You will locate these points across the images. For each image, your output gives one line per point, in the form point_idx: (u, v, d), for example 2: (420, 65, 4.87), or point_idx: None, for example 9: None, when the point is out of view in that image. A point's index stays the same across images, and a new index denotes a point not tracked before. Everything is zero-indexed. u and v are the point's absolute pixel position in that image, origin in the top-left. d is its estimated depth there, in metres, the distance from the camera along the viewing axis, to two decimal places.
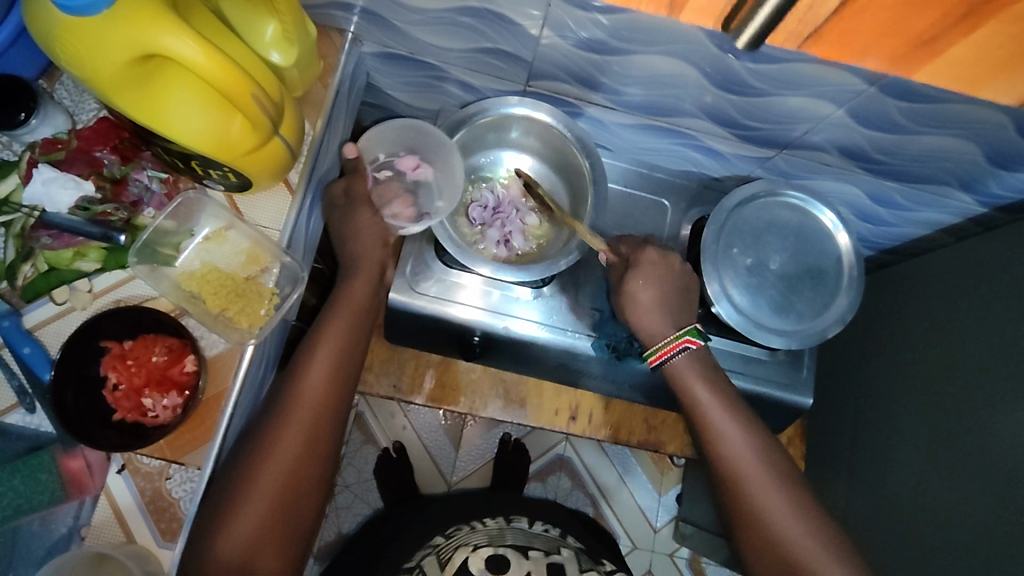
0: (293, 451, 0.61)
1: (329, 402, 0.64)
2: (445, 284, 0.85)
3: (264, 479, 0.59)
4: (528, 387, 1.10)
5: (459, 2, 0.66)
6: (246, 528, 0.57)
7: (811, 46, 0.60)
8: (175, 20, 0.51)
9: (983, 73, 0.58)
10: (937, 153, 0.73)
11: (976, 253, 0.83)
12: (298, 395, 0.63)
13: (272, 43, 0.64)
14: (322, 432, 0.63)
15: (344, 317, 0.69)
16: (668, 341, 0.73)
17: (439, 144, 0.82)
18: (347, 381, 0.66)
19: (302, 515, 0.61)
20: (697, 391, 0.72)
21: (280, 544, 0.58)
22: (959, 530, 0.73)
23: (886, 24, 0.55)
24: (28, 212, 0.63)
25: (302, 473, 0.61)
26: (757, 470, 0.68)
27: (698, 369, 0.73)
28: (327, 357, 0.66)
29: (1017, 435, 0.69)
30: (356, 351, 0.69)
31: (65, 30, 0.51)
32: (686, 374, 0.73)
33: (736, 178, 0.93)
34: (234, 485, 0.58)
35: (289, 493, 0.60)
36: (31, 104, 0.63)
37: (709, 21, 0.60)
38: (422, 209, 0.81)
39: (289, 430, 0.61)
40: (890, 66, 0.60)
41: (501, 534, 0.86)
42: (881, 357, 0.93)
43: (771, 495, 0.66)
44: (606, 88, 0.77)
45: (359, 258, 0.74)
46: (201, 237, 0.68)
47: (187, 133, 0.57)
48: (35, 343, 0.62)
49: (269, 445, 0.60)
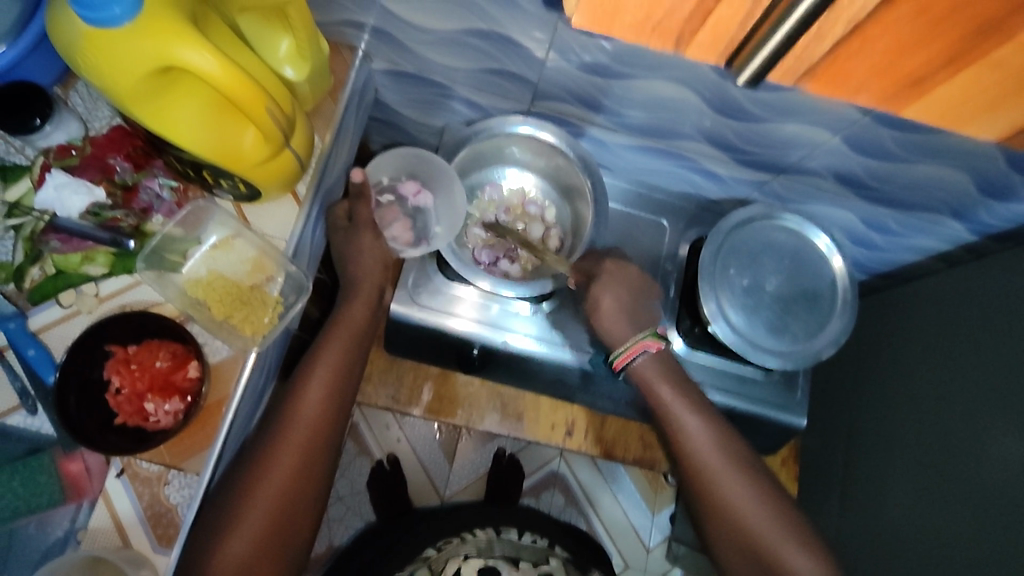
0: (291, 468, 0.62)
1: (326, 421, 0.66)
2: (445, 297, 0.86)
3: (259, 497, 0.60)
4: (524, 402, 1.15)
5: (469, 25, 0.68)
6: (251, 533, 0.59)
7: (808, 82, 0.60)
8: (192, 33, 0.52)
9: (971, 112, 0.59)
10: (929, 181, 0.75)
11: (967, 280, 0.84)
12: (295, 413, 0.65)
13: (286, 59, 0.66)
14: (317, 452, 0.64)
15: (341, 340, 0.71)
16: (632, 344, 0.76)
17: (439, 169, 0.84)
18: (343, 400, 0.68)
19: (301, 525, 0.63)
20: (661, 394, 0.75)
21: (277, 556, 0.60)
22: (946, 549, 0.75)
23: (878, 63, 0.56)
24: (39, 216, 0.64)
25: (298, 488, 0.62)
26: (721, 457, 0.71)
27: (679, 393, 0.75)
28: (323, 381, 0.67)
29: (1004, 457, 0.71)
30: (351, 375, 0.70)
31: (87, 40, 0.52)
32: (650, 378, 0.75)
33: (734, 202, 0.94)
34: (234, 496, 0.60)
35: (286, 507, 0.62)
36: (48, 110, 0.63)
37: (713, 58, 0.61)
38: (421, 233, 0.83)
39: (286, 448, 0.63)
40: (881, 101, 0.61)
41: (489, 546, 0.91)
42: (875, 380, 0.94)
43: (734, 485, 0.70)
44: (607, 110, 0.79)
45: (358, 279, 0.76)
46: (207, 245, 0.69)
47: (200, 141, 0.58)
48: (39, 345, 0.63)
49: (265, 463, 0.62)
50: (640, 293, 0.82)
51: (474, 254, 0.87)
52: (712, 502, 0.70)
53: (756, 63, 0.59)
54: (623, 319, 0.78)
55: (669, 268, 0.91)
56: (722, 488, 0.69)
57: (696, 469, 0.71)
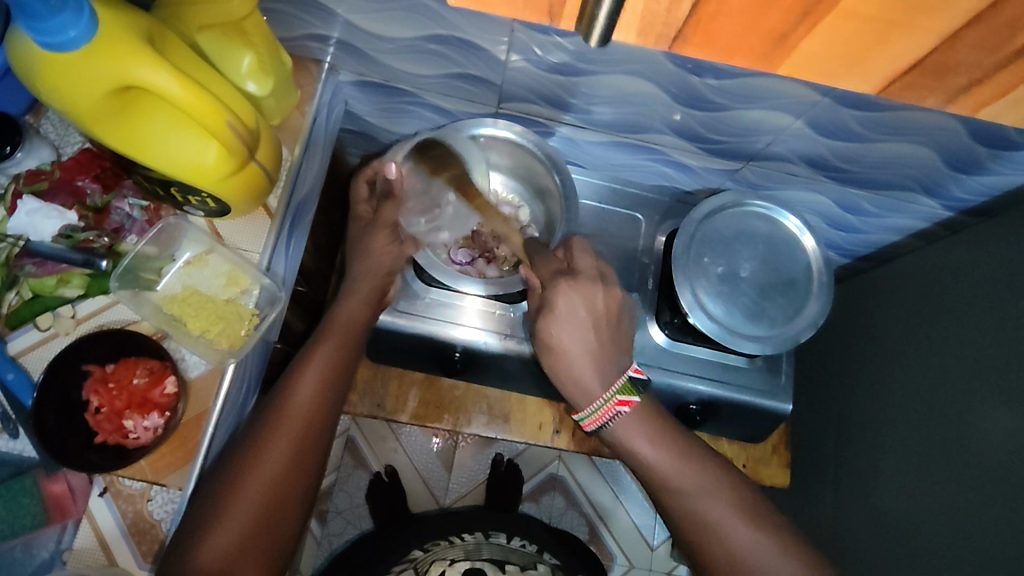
0: (283, 458, 0.62)
1: (319, 412, 0.66)
2: (445, 306, 0.86)
3: (249, 487, 0.60)
4: (511, 401, 1.06)
5: (427, 30, 0.69)
6: (238, 523, 0.59)
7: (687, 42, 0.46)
8: (149, 53, 0.53)
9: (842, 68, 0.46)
10: (895, 159, 0.76)
11: (948, 254, 0.85)
12: (288, 405, 0.65)
13: (248, 74, 0.66)
14: (310, 443, 0.64)
15: (337, 337, 0.72)
16: (602, 406, 0.68)
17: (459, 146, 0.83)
18: (337, 393, 0.69)
19: (288, 518, 0.62)
20: (642, 453, 0.67)
21: (265, 546, 0.60)
22: (935, 525, 0.74)
23: (742, 23, 0.44)
24: (13, 241, 0.65)
25: (288, 479, 0.62)
26: (697, 488, 0.65)
27: (634, 422, 0.68)
28: (318, 374, 0.68)
29: (986, 432, 0.70)
30: (347, 371, 0.71)
31: (45, 65, 0.53)
32: (635, 444, 0.67)
33: (708, 192, 0.95)
34: (219, 493, 0.59)
35: (276, 496, 0.61)
36: (18, 138, 0.65)
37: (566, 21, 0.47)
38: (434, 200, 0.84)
39: (278, 438, 0.63)
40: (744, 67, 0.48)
41: (478, 548, 0.92)
42: (858, 361, 0.94)
43: (716, 509, 0.64)
44: (575, 108, 0.80)
45: (359, 278, 0.78)
46: (181, 262, 0.71)
47: (166, 158, 0.59)
48: (18, 369, 0.63)
49: (257, 451, 0.62)
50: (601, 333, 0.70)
51: (451, 255, 0.88)
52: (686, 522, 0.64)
53: (605, 12, 0.43)
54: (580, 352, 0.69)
55: (647, 260, 0.91)
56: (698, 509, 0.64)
57: (667, 486, 0.65)
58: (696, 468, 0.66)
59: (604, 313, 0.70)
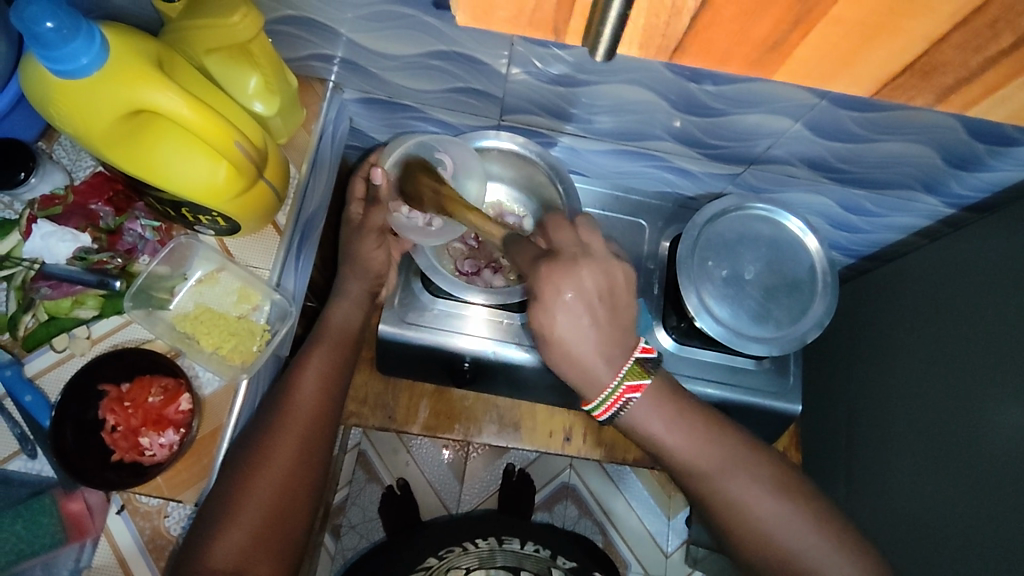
0: (292, 454, 0.63)
1: (322, 408, 0.68)
2: (448, 316, 0.87)
3: (257, 488, 0.60)
4: (521, 410, 1.06)
5: (429, 47, 0.71)
6: (250, 522, 0.59)
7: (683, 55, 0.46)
8: (160, 78, 0.55)
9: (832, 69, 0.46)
10: (895, 158, 0.76)
11: (951, 251, 0.85)
12: (290, 405, 0.66)
13: (254, 95, 0.69)
14: (315, 440, 0.66)
15: (331, 339, 0.74)
16: (611, 395, 0.64)
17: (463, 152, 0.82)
18: (337, 390, 0.70)
19: (298, 515, 0.62)
20: (662, 437, 0.66)
21: (275, 544, 0.60)
22: (949, 521, 0.74)
23: (734, 32, 0.44)
24: (28, 265, 0.66)
25: (298, 474, 0.63)
26: (725, 466, 0.65)
27: (641, 406, 0.66)
28: (320, 371, 0.70)
29: (996, 427, 0.70)
30: (343, 371, 0.72)
31: (59, 92, 0.54)
32: (644, 423, 0.66)
33: (709, 196, 0.96)
34: (226, 498, 0.60)
35: (286, 494, 0.62)
36: (31, 163, 0.65)
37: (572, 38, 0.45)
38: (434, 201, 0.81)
39: (286, 435, 0.64)
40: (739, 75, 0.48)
41: (492, 556, 0.93)
42: (864, 362, 0.95)
43: (747, 488, 0.64)
44: (577, 118, 0.81)
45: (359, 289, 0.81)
46: (193, 280, 0.72)
47: (176, 178, 0.61)
48: (35, 391, 0.64)
49: (263, 452, 0.62)
50: (602, 308, 0.63)
51: (457, 265, 0.89)
52: (720, 507, 0.64)
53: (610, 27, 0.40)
54: (585, 335, 0.63)
55: (652, 266, 0.92)
56: (730, 492, 0.64)
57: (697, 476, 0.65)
58: (712, 442, 0.66)
59: (603, 291, 0.63)
